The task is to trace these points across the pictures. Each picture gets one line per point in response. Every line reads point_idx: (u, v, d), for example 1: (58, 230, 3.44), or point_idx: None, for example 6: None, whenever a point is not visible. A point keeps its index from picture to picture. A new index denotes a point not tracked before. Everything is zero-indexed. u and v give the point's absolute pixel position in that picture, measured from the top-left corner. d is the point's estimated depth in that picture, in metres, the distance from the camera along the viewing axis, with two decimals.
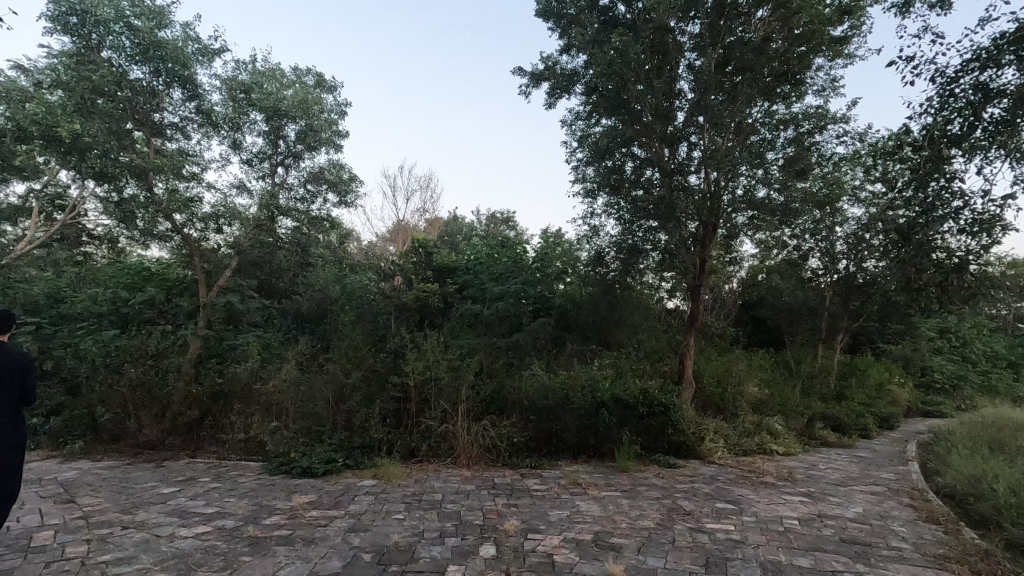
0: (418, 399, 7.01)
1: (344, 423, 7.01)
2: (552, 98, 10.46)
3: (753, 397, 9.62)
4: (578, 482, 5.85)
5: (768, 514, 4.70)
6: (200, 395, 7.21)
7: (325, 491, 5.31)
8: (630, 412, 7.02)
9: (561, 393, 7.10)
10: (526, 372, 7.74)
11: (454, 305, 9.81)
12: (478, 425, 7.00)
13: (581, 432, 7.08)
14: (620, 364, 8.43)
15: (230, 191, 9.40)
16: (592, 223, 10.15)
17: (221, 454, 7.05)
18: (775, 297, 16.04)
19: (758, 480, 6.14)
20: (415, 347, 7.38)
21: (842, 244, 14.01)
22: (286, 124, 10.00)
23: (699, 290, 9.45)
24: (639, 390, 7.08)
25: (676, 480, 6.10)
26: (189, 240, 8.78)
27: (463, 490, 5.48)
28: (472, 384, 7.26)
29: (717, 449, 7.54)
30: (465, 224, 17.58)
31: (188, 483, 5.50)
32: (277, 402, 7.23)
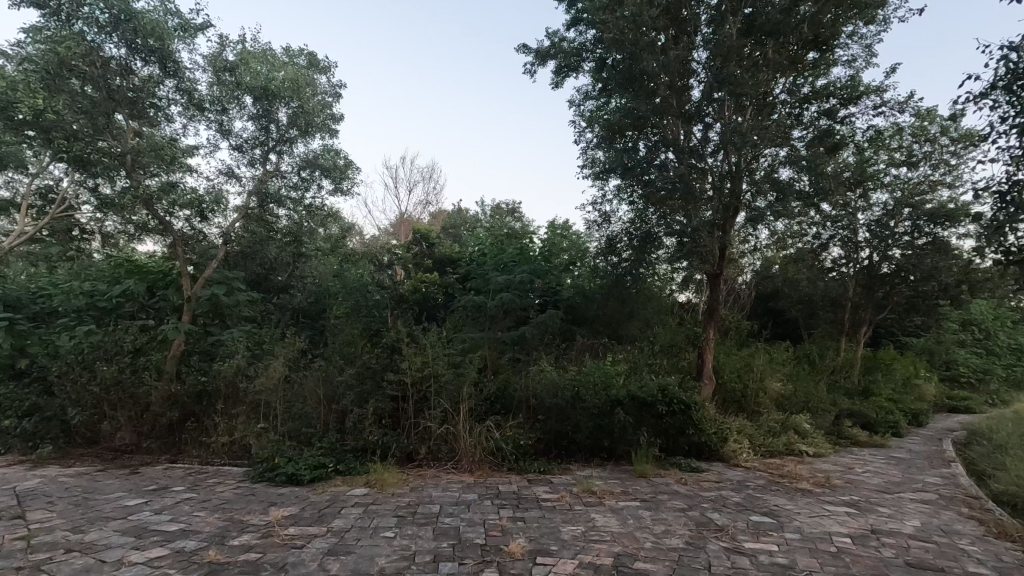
0: (416, 397, 6.43)
1: (336, 424, 6.45)
2: (559, 77, 9.85)
3: (777, 393, 8.98)
4: (593, 490, 5.26)
5: (814, 530, 4.08)
6: (182, 395, 6.69)
7: (309, 503, 4.75)
8: (647, 411, 6.41)
9: (573, 391, 6.50)
10: (534, 368, 7.16)
11: (456, 297, 9.21)
12: (481, 425, 6.43)
13: (595, 433, 6.49)
14: (634, 359, 7.81)
15: (217, 178, 8.89)
16: (603, 209, 9.54)
17: (203, 458, 6.53)
18: (792, 289, 15.35)
19: (793, 487, 5.51)
20: (413, 341, 6.81)
21: (865, 232, 13.34)
22: (278, 107, 9.46)
23: (720, 279, 8.83)
24: (658, 386, 6.47)
25: (702, 487, 5.49)
26: (173, 232, 8.17)
27: (464, 500, 4.90)
28: (475, 381, 6.68)
29: (743, 450, 6.91)
30: (468, 216, 17.03)
31: (158, 493, 4.95)
32: (264, 402, 6.69)
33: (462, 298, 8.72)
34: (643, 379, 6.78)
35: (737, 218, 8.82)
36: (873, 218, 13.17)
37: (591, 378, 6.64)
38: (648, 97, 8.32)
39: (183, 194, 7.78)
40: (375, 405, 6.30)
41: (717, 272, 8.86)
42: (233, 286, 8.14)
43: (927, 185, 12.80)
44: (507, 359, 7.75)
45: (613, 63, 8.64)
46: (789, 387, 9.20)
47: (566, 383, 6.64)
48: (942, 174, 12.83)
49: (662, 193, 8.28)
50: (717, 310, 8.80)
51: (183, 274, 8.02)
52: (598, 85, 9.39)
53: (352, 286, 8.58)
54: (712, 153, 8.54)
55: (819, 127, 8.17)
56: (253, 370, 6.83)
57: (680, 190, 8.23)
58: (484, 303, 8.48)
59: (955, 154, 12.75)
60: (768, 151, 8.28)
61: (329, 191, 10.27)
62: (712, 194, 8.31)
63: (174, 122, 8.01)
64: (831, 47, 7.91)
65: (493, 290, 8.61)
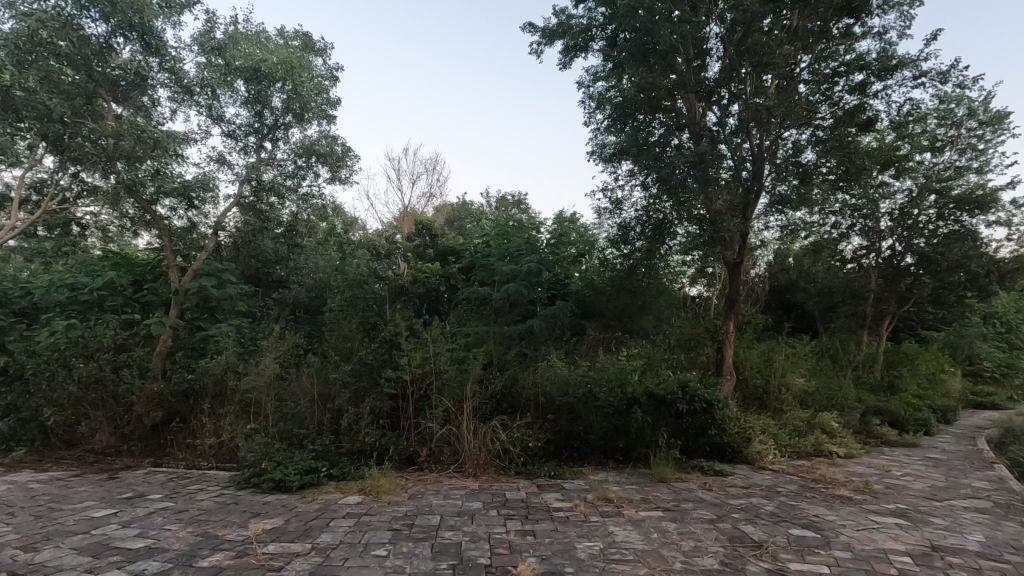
0: (417, 394, 5.98)
1: (330, 425, 6.01)
2: (567, 58, 9.33)
3: (799, 388, 8.48)
4: (609, 497, 4.76)
5: (866, 546, 3.57)
6: (167, 393, 6.26)
7: (295, 514, 4.29)
8: (666, 410, 5.92)
9: (585, 388, 6.01)
10: (542, 363, 6.69)
11: (460, 289, 8.73)
12: (487, 426, 5.96)
13: (609, 434, 6.01)
14: (650, 354, 7.32)
15: (207, 165, 8.46)
16: (614, 195, 9.02)
17: (190, 461, 6.09)
18: (809, 281, 14.76)
19: (829, 493, 5.00)
20: (414, 336, 6.35)
21: (888, 221, 12.73)
22: (272, 93, 9.00)
23: (740, 268, 8.31)
24: (677, 383, 5.98)
25: (729, 493, 4.98)
26: (160, 223, 7.68)
27: (467, 510, 4.43)
28: (480, 378, 6.21)
29: (769, 452, 6.40)
30: (473, 209, 16.51)
31: (131, 502, 4.51)
32: (255, 400, 6.25)
33: (466, 290, 8.24)
34: (661, 375, 6.29)
35: (758, 204, 8.29)
36: (896, 206, 12.50)
37: (605, 374, 6.16)
38: (662, 74, 7.79)
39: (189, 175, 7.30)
40: (371, 403, 5.84)
41: (737, 261, 8.33)
42: (224, 278, 7.70)
43: (953, 170, 12.13)
44: (514, 354, 7.27)
45: (625, 40, 8.11)
46: (813, 383, 8.67)
47: (578, 379, 6.17)
48: (969, 159, 12.22)
49: (676, 177, 7.79)
50: (736, 301, 8.31)
51: (171, 268, 7.55)
52: (609, 65, 8.87)
53: (350, 277, 8.12)
54: (733, 133, 8.02)
55: (847, 104, 7.63)
56: (241, 366, 6.38)
57: (698, 171, 7.71)
58: (489, 296, 8.02)
59: (983, 138, 12.15)
60: (790, 134, 7.79)
61: (326, 180, 9.80)
62: (729, 178, 7.77)
63: (158, 104, 7.56)
64: (861, 18, 7.36)
65: (499, 281, 8.12)
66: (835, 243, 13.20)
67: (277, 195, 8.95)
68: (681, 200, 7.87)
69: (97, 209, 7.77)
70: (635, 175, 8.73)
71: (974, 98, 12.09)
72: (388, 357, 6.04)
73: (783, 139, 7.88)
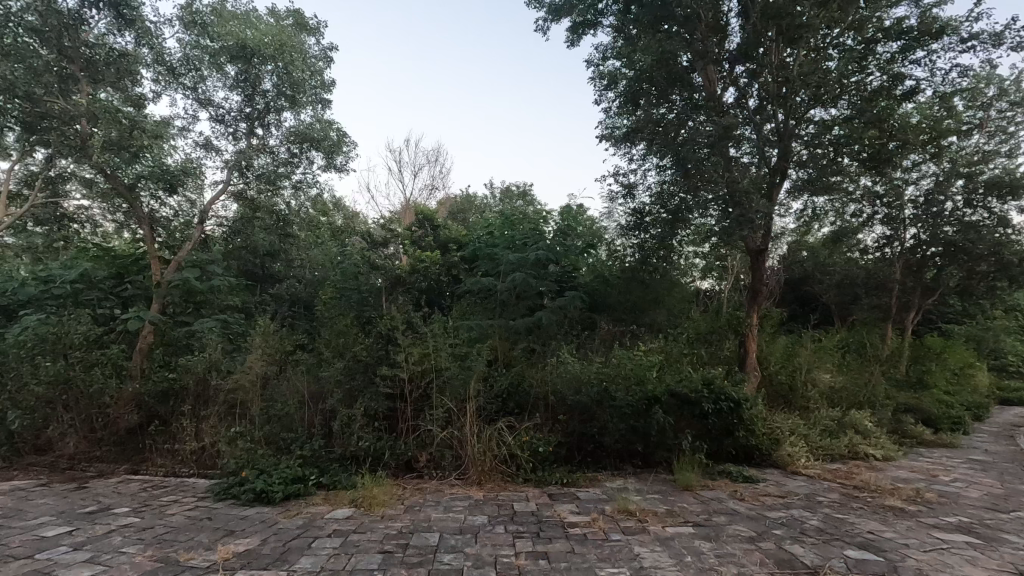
0: (415, 394, 5.48)
1: (322, 428, 5.51)
2: (575, 35, 8.77)
3: (827, 385, 7.91)
4: (631, 510, 4.22)
5: (942, 574, 3.01)
6: (146, 392, 5.81)
7: (275, 532, 3.77)
8: (690, 411, 5.39)
9: (600, 386, 5.49)
10: (552, 360, 6.18)
11: (462, 280, 8.19)
12: (492, 428, 5.45)
13: (626, 437, 5.48)
14: (669, 349, 6.77)
15: (194, 151, 7.97)
16: (625, 180, 8.48)
17: (169, 468, 5.59)
18: (828, 272, 14.14)
19: (879, 504, 4.43)
20: (413, 331, 5.84)
21: (912, 209, 12.08)
22: (263, 76, 8.49)
23: (764, 256, 7.74)
24: (702, 380, 5.44)
25: (765, 505, 4.43)
26: (141, 211, 7.16)
27: (471, 526, 3.90)
28: (485, 376, 5.71)
29: (801, 455, 5.85)
30: (477, 201, 15.92)
31: (91, 519, 4.00)
32: (240, 401, 5.77)
33: (469, 282, 7.69)
34: (683, 371, 5.75)
35: (782, 187, 7.72)
36: (922, 192, 11.87)
37: (621, 371, 5.63)
38: (679, 47, 7.21)
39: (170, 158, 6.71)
40: (366, 404, 5.33)
41: (760, 249, 7.78)
42: (210, 270, 7.21)
43: (981, 154, 11.49)
44: (521, 350, 6.75)
45: (638, 12, 7.55)
46: (840, 380, 8.09)
47: (592, 376, 5.64)
48: (998, 142, 11.58)
49: (695, 157, 7.22)
50: (759, 293, 7.79)
51: (153, 259, 7.05)
52: (620, 41, 8.32)
53: (342, 264, 7.50)
54: (754, 110, 7.44)
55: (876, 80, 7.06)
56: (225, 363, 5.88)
57: (717, 150, 7.17)
58: (494, 286, 7.34)
59: (1013, 120, 11.50)
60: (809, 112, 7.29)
61: (321, 168, 9.29)
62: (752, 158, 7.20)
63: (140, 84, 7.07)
64: None
65: (504, 271, 7.56)
66: (856, 233, 12.58)
67: (268, 182, 8.44)
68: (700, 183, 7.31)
69: (82, 199, 7.34)
70: (650, 157, 8.19)
71: (1004, 78, 11.42)
72: (384, 354, 5.53)
73: (804, 116, 7.31)
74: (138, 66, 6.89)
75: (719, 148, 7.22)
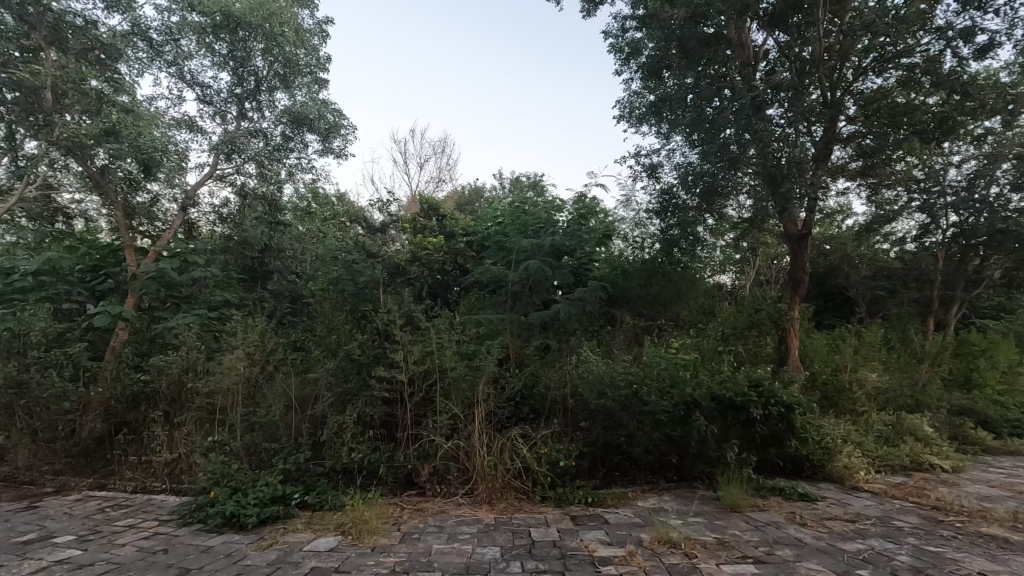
0: (416, 398, 4.80)
1: (310, 437, 4.84)
2: (591, 4, 8.04)
3: (874, 385, 7.10)
4: (673, 540, 3.48)
5: None
6: (114, 397, 5.17)
7: (239, 570, 3.07)
8: (733, 417, 4.64)
9: (627, 389, 4.77)
10: (571, 359, 5.47)
11: (469, 271, 7.46)
12: (504, 437, 4.74)
13: (659, 447, 4.75)
14: (702, 346, 6.01)
15: (179, 134, 7.36)
16: (649, 160, 7.78)
17: (139, 482, 4.92)
18: (860, 265, 13.23)
19: (973, 533, 3.66)
20: (413, 326, 5.16)
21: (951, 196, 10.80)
22: (255, 55, 7.91)
23: (807, 242, 6.94)
24: (747, 380, 4.69)
25: (834, 534, 3.67)
26: (114, 197, 6.48)
27: (480, 563, 3.17)
28: (495, 377, 5.01)
29: (860, 467, 5.08)
30: (485, 192, 15.07)
31: (23, 552, 3.32)
32: (219, 406, 5.12)
33: (476, 272, 6.95)
34: (723, 370, 4.99)
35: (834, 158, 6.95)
36: (964, 175, 10.78)
37: (652, 369, 4.89)
38: (708, 9, 6.45)
39: (147, 133, 6.14)
40: (359, 410, 4.65)
41: (800, 233, 6.99)
42: (191, 261, 6.55)
43: None
44: (535, 347, 6.03)
45: None
46: (889, 380, 7.27)
47: (618, 377, 4.92)
48: None
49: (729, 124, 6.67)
50: (798, 283, 7.02)
51: (127, 247, 6.41)
52: (641, 7, 7.55)
53: (336, 253, 6.78)
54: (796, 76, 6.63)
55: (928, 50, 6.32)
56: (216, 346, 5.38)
57: (753, 123, 6.45)
58: (505, 276, 6.56)
59: None
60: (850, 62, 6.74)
61: (319, 153, 8.64)
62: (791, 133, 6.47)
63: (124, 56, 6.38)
64: None
65: (516, 259, 6.79)
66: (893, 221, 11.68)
67: (258, 168, 7.74)
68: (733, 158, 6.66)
69: (75, 193, 6.58)
70: (673, 135, 7.52)
71: None
72: (381, 352, 4.85)
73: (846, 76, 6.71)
74: (119, 43, 6.32)
75: (759, 117, 6.46)
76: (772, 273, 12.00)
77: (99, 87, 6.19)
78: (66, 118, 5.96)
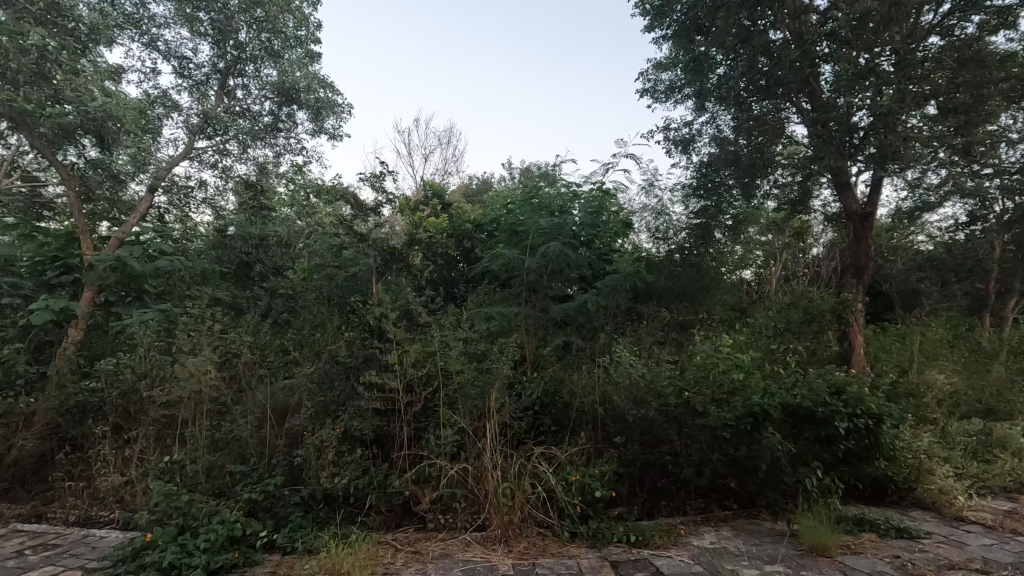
0: (415, 408, 3.94)
1: (286, 457, 3.99)
2: None
3: (947, 389, 6.13)
4: None
5: None
6: (57, 409, 4.39)
7: None
8: (809, 433, 3.70)
9: (674, 396, 3.87)
10: (603, 359, 4.56)
11: (477, 260, 6.58)
12: (522, 456, 3.84)
13: (714, 469, 3.82)
14: (754, 344, 5.09)
15: (155, 110, 6.62)
16: (684, 132, 6.90)
17: (83, 512, 4.07)
18: (903, 257, 12.12)
19: None
20: (410, 321, 4.29)
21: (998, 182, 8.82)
22: (238, 28, 7.00)
23: (872, 220, 6.02)
24: (825, 385, 3.76)
25: None
26: (67, 175, 5.69)
27: None
28: (509, 382, 4.12)
29: (961, 493, 4.11)
30: (494, 185, 14.04)
31: None
32: (180, 419, 4.28)
33: (486, 261, 6.04)
34: (791, 372, 4.09)
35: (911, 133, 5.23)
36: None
37: (704, 372, 3.98)
38: None
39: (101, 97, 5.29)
40: (344, 424, 3.80)
41: (863, 211, 6.08)
42: (158, 250, 5.71)
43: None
44: (556, 346, 5.12)
45: None
46: (963, 385, 6.29)
47: (662, 381, 4.01)
48: None
49: (788, 81, 5.83)
50: (862, 270, 6.15)
51: (83, 232, 5.65)
52: None
53: (326, 238, 5.92)
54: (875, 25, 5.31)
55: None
56: (179, 345, 4.51)
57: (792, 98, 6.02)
58: (519, 263, 5.65)
59: None
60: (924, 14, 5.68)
61: (312, 133, 7.81)
62: (877, 98, 5.27)
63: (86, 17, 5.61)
64: None
65: (531, 246, 5.88)
66: (943, 208, 10.58)
67: (243, 146, 7.33)
68: (775, 125, 6.18)
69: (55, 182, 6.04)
70: (708, 103, 6.61)
71: None
72: (371, 354, 4.00)
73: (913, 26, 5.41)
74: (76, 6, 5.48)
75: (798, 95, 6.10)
76: (807, 264, 11.03)
77: (63, 46, 5.29)
78: (41, 94, 5.20)
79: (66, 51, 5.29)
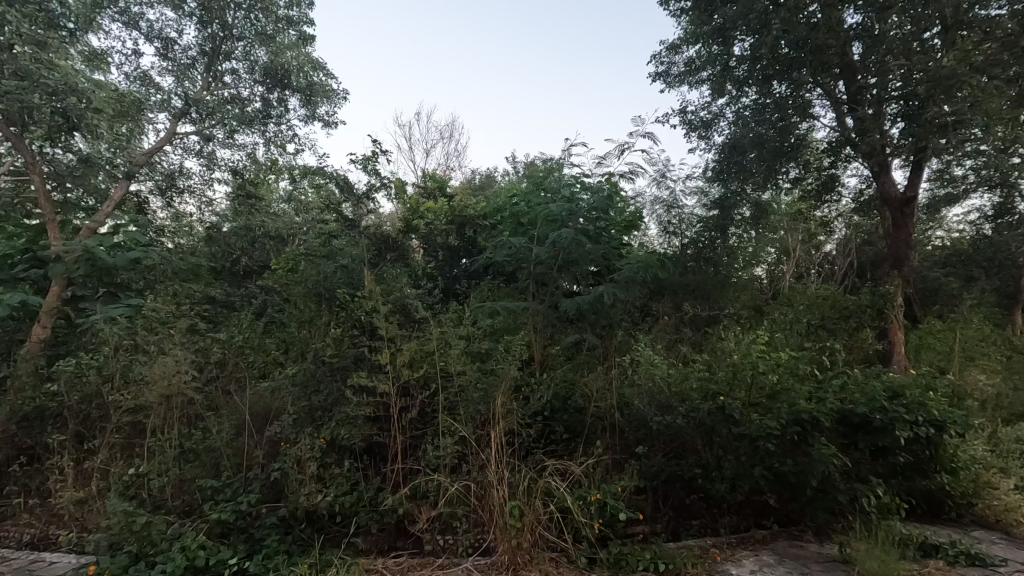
0: (411, 414, 3.50)
1: (265, 470, 3.53)
2: None
3: (991, 392, 5.65)
4: None
5: None
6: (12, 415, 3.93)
7: None
8: (861, 444, 3.22)
9: (705, 400, 3.39)
10: (621, 359, 4.09)
11: (480, 253, 6.13)
12: (532, 469, 3.38)
13: (753, 485, 3.34)
14: (786, 341, 4.63)
15: (140, 95, 6.26)
16: (703, 116, 6.45)
17: (38, 531, 3.62)
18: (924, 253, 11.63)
19: None
20: (406, 316, 3.83)
21: None
22: (226, 7, 6.47)
23: (914, 206, 5.60)
24: (881, 388, 3.29)
25: None
26: (32, 162, 5.22)
27: None
28: (517, 384, 3.65)
29: None
30: (498, 179, 13.60)
31: None
32: (148, 427, 3.83)
33: (490, 254, 5.58)
34: (838, 372, 3.61)
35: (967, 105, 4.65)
36: None
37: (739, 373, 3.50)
38: None
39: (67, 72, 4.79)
40: (330, 433, 3.34)
41: (904, 198, 5.63)
42: (132, 242, 5.27)
43: None
44: (568, 344, 4.66)
45: None
46: (1006, 388, 5.81)
47: (691, 383, 3.53)
48: None
49: (825, 60, 5.33)
50: (900, 260, 5.71)
51: (49, 222, 5.26)
52: None
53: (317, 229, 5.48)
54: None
55: None
56: (149, 344, 4.06)
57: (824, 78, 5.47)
58: (526, 255, 5.19)
59: None
60: None
61: (306, 120, 7.36)
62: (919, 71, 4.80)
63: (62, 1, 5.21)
64: None
65: (539, 238, 5.42)
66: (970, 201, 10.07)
67: (231, 133, 6.91)
68: (800, 105, 5.71)
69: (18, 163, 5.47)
70: (727, 85, 6.21)
71: None
72: (361, 353, 3.54)
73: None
74: None
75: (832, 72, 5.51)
76: None
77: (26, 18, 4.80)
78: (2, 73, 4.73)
79: (26, 20, 4.80)
